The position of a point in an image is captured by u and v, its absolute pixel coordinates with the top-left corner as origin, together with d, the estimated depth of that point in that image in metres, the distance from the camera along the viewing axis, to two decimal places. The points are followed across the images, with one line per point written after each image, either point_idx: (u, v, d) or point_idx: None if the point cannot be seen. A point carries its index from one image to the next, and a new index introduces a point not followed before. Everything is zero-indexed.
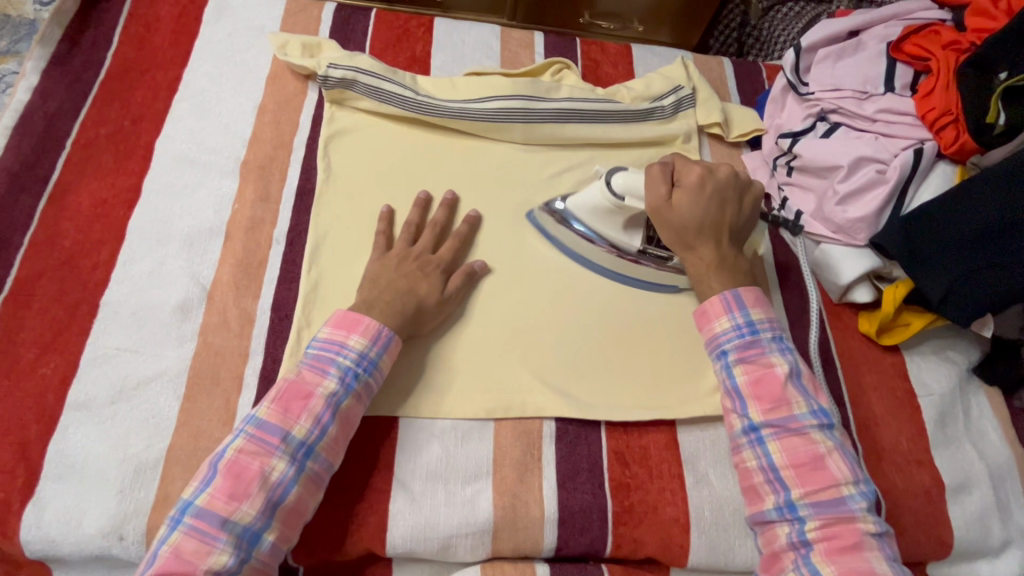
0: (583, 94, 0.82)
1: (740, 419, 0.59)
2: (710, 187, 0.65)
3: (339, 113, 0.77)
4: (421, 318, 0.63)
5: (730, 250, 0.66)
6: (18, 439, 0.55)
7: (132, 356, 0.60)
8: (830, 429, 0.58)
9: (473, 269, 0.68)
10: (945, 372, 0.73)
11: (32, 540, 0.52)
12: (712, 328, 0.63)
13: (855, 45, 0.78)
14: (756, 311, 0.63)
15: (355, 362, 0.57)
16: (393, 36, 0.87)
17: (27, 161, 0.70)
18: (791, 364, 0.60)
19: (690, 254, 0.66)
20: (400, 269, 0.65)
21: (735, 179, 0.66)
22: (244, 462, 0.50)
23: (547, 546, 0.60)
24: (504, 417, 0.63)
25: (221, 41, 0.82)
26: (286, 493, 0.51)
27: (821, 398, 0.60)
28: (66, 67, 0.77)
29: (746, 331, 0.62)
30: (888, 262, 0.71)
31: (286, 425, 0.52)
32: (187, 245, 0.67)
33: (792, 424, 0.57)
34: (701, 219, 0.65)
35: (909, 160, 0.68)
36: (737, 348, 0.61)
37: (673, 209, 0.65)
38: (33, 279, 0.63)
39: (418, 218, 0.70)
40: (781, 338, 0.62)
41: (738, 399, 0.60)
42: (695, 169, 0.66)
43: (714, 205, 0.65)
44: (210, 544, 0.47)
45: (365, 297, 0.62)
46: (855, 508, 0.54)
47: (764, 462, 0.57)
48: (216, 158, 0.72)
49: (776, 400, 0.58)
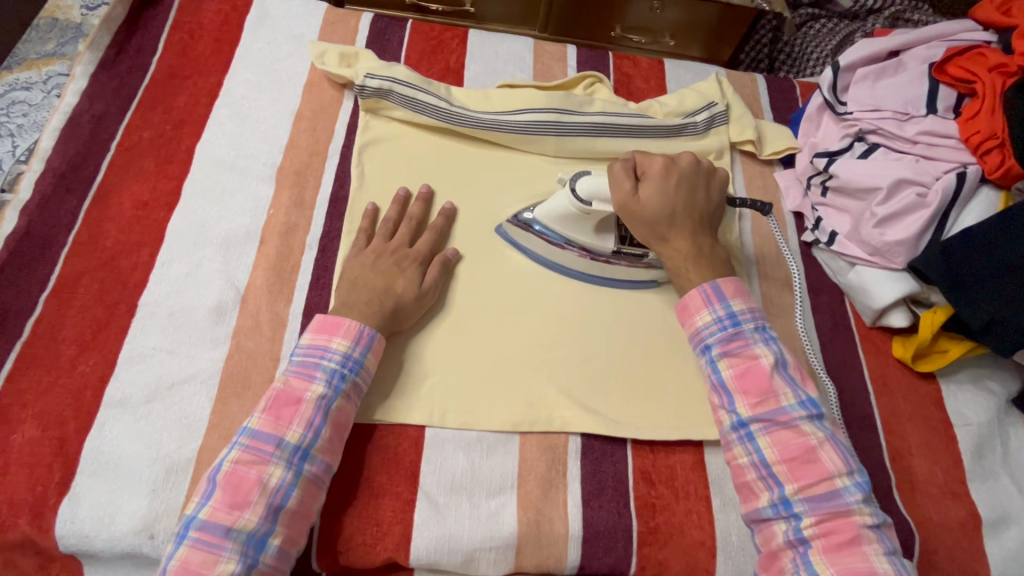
0: (615, 108, 0.81)
1: (728, 415, 0.59)
2: (674, 175, 0.66)
3: (374, 122, 0.78)
4: (401, 316, 0.63)
5: (704, 237, 0.66)
6: (56, 434, 0.56)
7: (168, 357, 0.61)
8: (820, 420, 0.57)
9: (447, 258, 0.69)
10: (983, 403, 0.71)
11: (66, 535, 0.53)
12: (694, 322, 0.63)
13: (896, 65, 0.77)
14: (737, 302, 0.62)
15: (340, 363, 0.57)
16: (428, 47, 0.89)
17: (74, 163, 0.72)
18: (776, 354, 0.59)
19: (665, 246, 0.66)
20: (376, 266, 0.65)
21: (697, 165, 0.68)
22: (242, 472, 0.51)
23: (571, 564, 0.59)
24: (530, 431, 0.63)
25: (262, 49, 0.84)
26: (287, 497, 0.51)
27: (809, 387, 0.59)
28: (113, 71, 0.80)
29: (728, 323, 0.61)
30: (926, 287, 0.69)
31: (279, 431, 0.53)
32: (224, 248, 0.68)
33: (781, 417, 0.57)
34: (671, 208, 0.65)
35: (952, 183, 0.67)
36: (719, 342, 0.61)
37: (640, 202, 0.65)
38: (75, 278, 0.64)
39: (397, 214, 0.71)
40: (764, 328, 0.61)
41: (725, 394, 0.59)
42: (658, 160, 0.66)
43: (681, 194, 0.66)
44: (216, 554, 0.48)
45: (343, 300, 0.62)
46: (850, 501, 0.53)
47: (756, 458, 0.56)
48: (254, 164, 0.74)
49: (762, 393, 0.58)
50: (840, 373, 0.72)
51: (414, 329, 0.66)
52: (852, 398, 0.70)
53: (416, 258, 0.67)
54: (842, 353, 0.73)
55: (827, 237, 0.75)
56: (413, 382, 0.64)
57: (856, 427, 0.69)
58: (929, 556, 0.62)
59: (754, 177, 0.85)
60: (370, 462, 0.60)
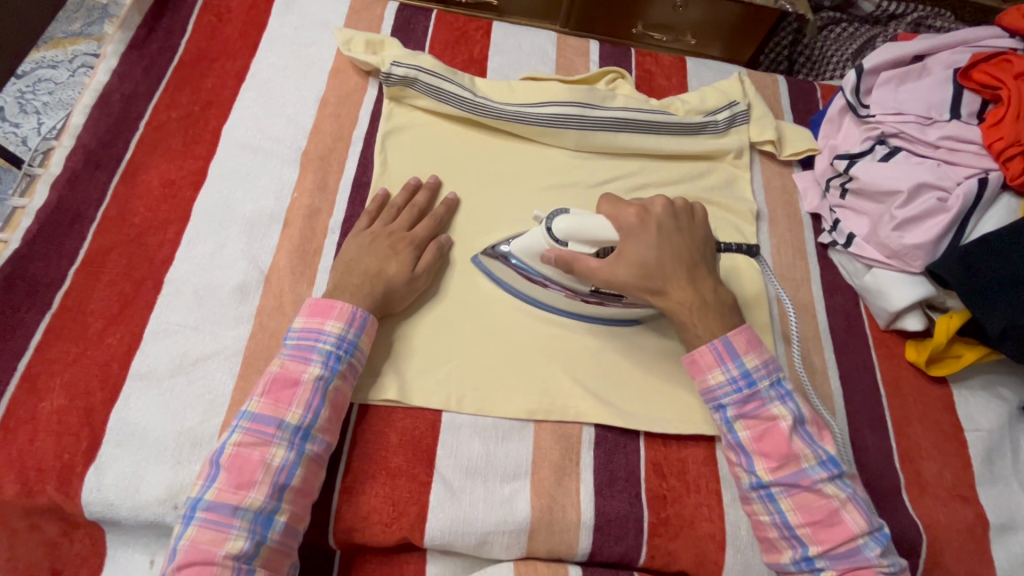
0: (638, 104, 0.82)
1: (748, 475, 0.59)
2: (653, 223, 0.61)
3: (397, 110, 0.79)
4: (391, 299, 0.64)
5: (707, 285, 0.62)
6: (83, 404, 0.57)
7: (192, 333, 0.62)
8: (842, 478, 0.57)
9: (442, 244, 0.69)
10: (994, 408, 0.71)
11: (92, 501, 0.54)
12: (707, 380, 0.61)
13: (920, 70, 0.77)
14: (750, 358, 0.60)
15: (335, 345, 0.58)
16: (452, 37, 0.89)
17: (103, 140, 0.73)
18: (795, 414, 0.59)
19: (666, 300, 0.61)
20: (371, 248, 0.65)
21: (672, 209, 0.63)
22: (245, 454, 0.52)
23: (581, 550, 0.60)
24: (545, 420, 0.64)
25: (289, 34, 0.85)
26: (290, 476, 0.52)
27: (828, 442, 0.59)
28: (143, 51, 0.81)
29: (742, 384, 0.60)
30: (942, 292, 0.70)
31: (279, 413, 0.54)
32: (248, 229, 0.69)
33: (803, 481, 0.56)
34: (660, 260, 0.60)
35: (973, 189, 0.67)
36: (734, 403, 0.60)
37: (624, 260, 0.60)
38: (103, 253, 0.65)
39: (403, 201, 0.71)
40: (780, 383, 0.60)
41: (744, 455, 0.59)
42: (631, 210, 0.62)
43: (666, 242, 0.61)
44: (224, 532, 0.49)
45: (336, 283, 0.63)
46: (871, 556, 0.54)
47: (777, 519, 0.57)
48: (279, 148, 0.75)
49: (783, 457, 0.57)
50: (853, 374, 0.72)
51: (432, 315, 0.67)
52: (864, 400, 0.71)
53: (410, 242, 0.67)
54: (855, 355, 0.73)
55: (844, 239, 0.76)
56: (430, 366, 0.64)
57: (867, 429, 0.69)
58: (935, 556, 0.63)
59: (772, 178, 0.85)
60: (389, 443, 0.61)
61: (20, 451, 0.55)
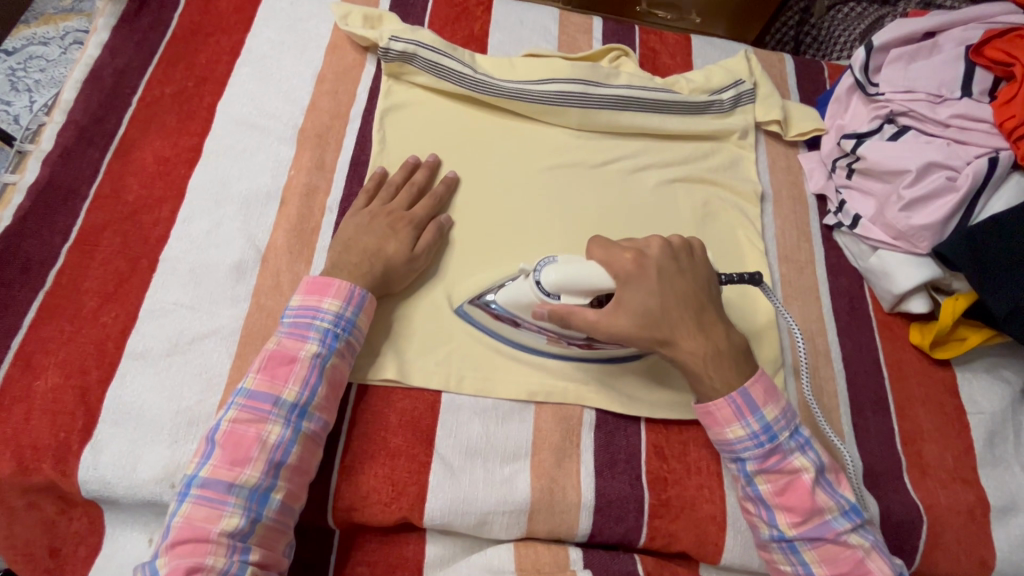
0: (641, 82, 0.80)
1: (768, 527, 0.57)
2: (651, 267, 0.57)
3: (396, 87, 0.77)
4: (390, 277, 0.63)
5: (718, 330, 0.59)
6: (78, 383, 0.57)
7: (189, 313, 0.61)
8: (863, 526, 0.56)
9: (442, 224, 0.68)
10: (998, 391, 0.70)
11: (89, 480, 0.54)
12: (724, 433, 0.58)
13: (931, 47, 0.75)
14: (769, 410, 0.58)
15: (332, 323, 0.57)
16: (452, 13, 0.87)
17: (95, 116, 0.71)
18: (816, 464, 0.57)
19: (677, 350, 0.57)
20: (370, 228, 0.64)
21: (670, 251, 0.59)
22: (241, 430, 0.51)
23: (582, 531, 0.60)
24: (545, 401, 0.63)
25: (284, 8, 0.83)
26: (287, 453, 0.52)
27: (847, 490, 0.58)
28: (134, 25, 0.79)
29: (764, 438, 0.57)
30: (949, 274, 0.68)
31: (275, 390, 0.53)
32: (244, 208, 0.67)
33: (828, 534, 0.55)
34: (664, 306, 0.57)
35: (983, 168, 0.66)
36: (756, 458, 0.57)
37: (625, 309, 0.56)
38: (97, 231, 0.64)
39: (401, 179, 0.69)
40: (798, 433, 0.58)
41: (765, 508, 0.57)
42: (627, 254, 0.57)
43: (668, 287, 0.58)
44: (219, 509, 0.49)
45: (334, 262, 0.62)
46: None
47: (800, 571, 0.56)
48: (275, 125, 0.73)
49: (808, 511, 0.55)
50: (855, 357, 0.71)
51: (431, 296, 0.66)
52: (866, 382, 0.70)
53: (410, 221, 0.66)
54: (859, 339, 0.73)
55: (849, 220, 0.75)
56: (428, 348, 0.64)
57: (870, 411, 0.69)
58: (934, 539, 0.63)
59: (777, 159, 0.84)
60: (388, 423, 0.61)
61: (15, 429, 0.55)
